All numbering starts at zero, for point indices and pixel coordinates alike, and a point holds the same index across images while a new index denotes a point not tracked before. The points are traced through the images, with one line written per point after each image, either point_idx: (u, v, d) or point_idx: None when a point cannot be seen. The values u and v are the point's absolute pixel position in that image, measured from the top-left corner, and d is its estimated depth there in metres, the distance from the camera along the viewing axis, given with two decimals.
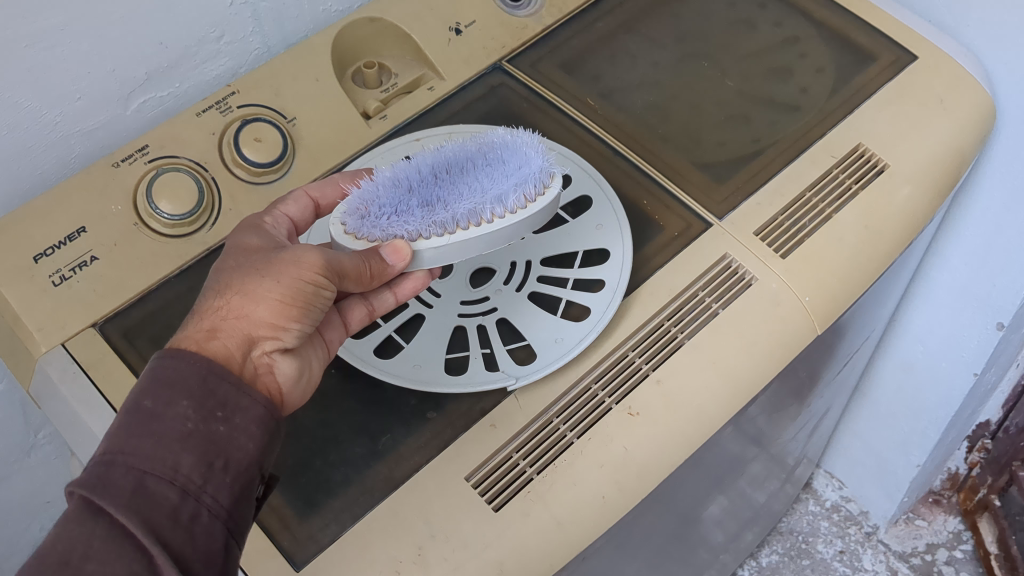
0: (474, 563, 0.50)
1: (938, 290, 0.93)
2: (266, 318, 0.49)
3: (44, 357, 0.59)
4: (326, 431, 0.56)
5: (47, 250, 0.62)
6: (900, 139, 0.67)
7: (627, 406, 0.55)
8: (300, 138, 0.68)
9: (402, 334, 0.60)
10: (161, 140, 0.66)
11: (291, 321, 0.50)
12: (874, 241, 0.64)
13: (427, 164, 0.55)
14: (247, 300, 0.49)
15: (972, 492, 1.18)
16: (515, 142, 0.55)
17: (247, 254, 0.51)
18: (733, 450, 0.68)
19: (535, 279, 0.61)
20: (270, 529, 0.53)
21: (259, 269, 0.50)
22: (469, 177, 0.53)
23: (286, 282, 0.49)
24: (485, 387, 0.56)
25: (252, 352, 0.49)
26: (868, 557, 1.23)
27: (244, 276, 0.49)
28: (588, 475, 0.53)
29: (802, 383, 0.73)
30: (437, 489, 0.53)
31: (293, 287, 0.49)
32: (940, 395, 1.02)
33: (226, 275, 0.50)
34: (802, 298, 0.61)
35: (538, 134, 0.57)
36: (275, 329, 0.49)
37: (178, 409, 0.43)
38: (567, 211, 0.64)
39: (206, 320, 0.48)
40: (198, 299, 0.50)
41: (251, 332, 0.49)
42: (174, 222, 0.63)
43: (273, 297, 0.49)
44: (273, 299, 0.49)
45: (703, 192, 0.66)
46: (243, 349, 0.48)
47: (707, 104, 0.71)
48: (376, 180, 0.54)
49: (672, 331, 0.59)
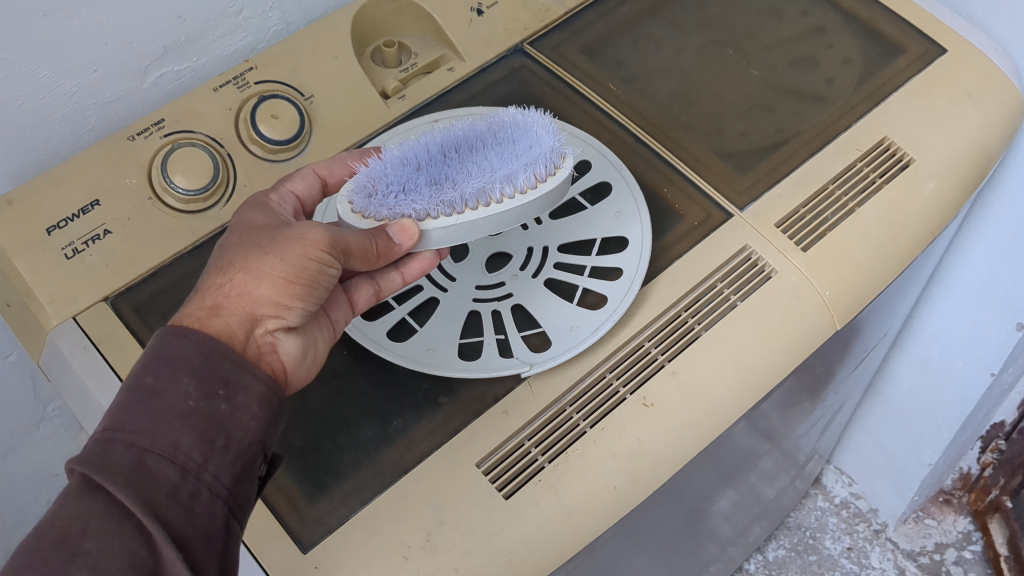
0: (483, 551, 0.50)
1: (957, 288, 0.92)
2: (270, 296, 0.48)
3: (54, 330, 0.59)
4: (337, 413, 0.56)
5: (60, 222, 0.61)
6: (927, 134, 0.66)
7: (642, 396, 0.55)
8: (318, 116, 0.67)
9: (415, 317, 0.59)
10: (177, 114, 0.65)
11: (295, 299, 0.49)
12: (897, 237, 0.63)
13: (437, 143, 0.54)
14: (251, 278, 0.48)
15: (983, 493, 1.17)
16: (526, 121, 0.54)
17: (252, 231, 0.51)
18: (746, 444, 0.67)
19: (552, 265, 0.60)
20: (278, 510, 0.52)
21: (264, 245, 0.49)
22: (478, 156, 0.52)
23: (290, 260, 0.48)
24: (498, 373, 0.56)
25: (254, 331, 0.48)
26: (876, 555, 1.22)
27: (248, 253, 0.49)
28: (600, 465, 0.52)
29: (817, 379, 0.72)
30: (447, 475, 0.52)
31: (297, 265, 0.48)
32: (955, 394, 1.01)
33: (230, 252, 0.49)
34: (823, 292, 0.60)
35: (551, 115, 0.56)
36: (278, 307, 0.49)
37: (179, 386, 0.42)
38: (585, 198, 0.64)
39: (208, 297, 0.48)
40: (202, 276, 0.50)
41: (254, 310, 0.48)
42: (189, 198, 0.63)
43: (277, 275, 0.48)
44: (277, 277, 0.48)
45: (725, 182, 0.65)
46: (246, 327, 0.48)
47: (731, 92, 0.70)
48: (384, 159, 0.54)
49: (689, 321, 0.58)
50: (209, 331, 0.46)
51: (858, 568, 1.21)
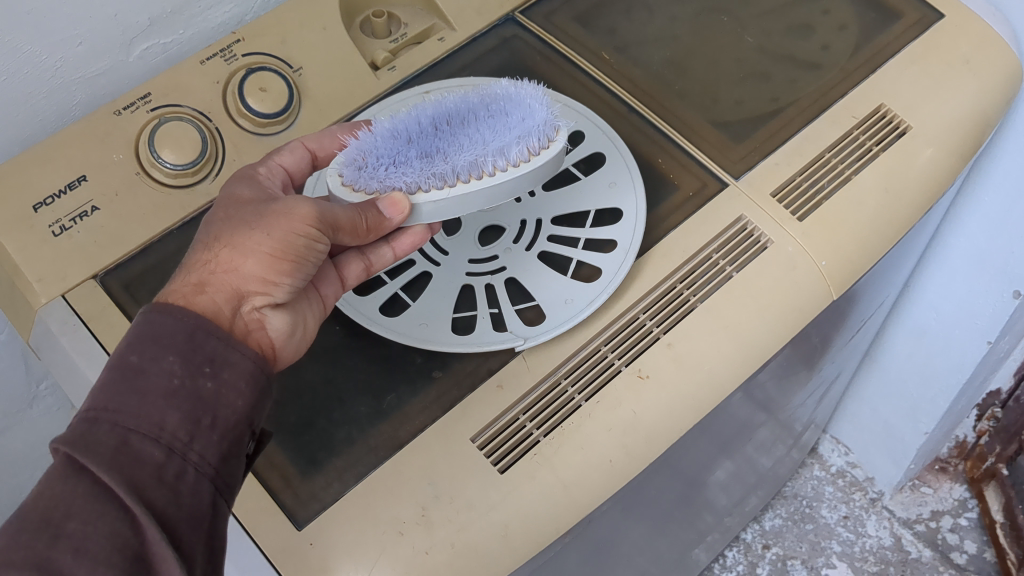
0: (479, 525, 0.50)
1: (953, 256, 0.91)
2: (256, 273, 0.48)
3: (44, 308, 0.58)
4: (330, 389, 0.55)
5: (47, 199, 0.60)
6: (924, 101, 0.65)
7: (637, 368, 0.54)
8: (306, 88, 0.66)
9: (408, 291, 0.59)
10: (165, 88, 0.64)
11: (282, 276, 0.48)
12: (893, 205, 0.62)
13: (429, 115, 0.53)
14: (236, 254, 0.48)
15: (978, 461, 1.17)
16: (518, 94, 0.54)
17: (238, 206, 0.50)
18: (743, 413, 0.67)
19: (545, 238, 0.60)
20: (272, 487, 0.52)
21: (250, 221, 0.48)
22: (469, 127, 0.51)
23: (276, 236, 0.47)
24: (492, 347, 0.55)
25: (239, 311, 0.48)
26: (872, 523, 1.22)
27: (234, 230, 0.48)
28: (595, 438, 0.52)
29: (814, 349, 0.72)
30: (442, 450, 0.52)
31: (283, 241, 0.47)
32: (951, 362, 1.00)
33: (216, 228, 0.49)
34: (819, 263, 0.59)
35: (544, 87, 0.55)
36: (265, 284, 0.48)
37: (164, 364, 0.42)
38: (579, 169, 0.63)
39: (194, 274, 0.47)
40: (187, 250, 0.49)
41: (240, 287, 0.48)
42: (177, 172, 0.62)
43: (263, 251, 0.47)
44: (263, 253, 0.47)
45: (720, 151, 0.64)
46: (231, 305, 0.47)
47: (726, 60, 0.69)
48: (375, 132, 0.53)
49: (685, 294, 0.57)
50: (196, 309, 0.45)
51: (854, 536, 1.22)
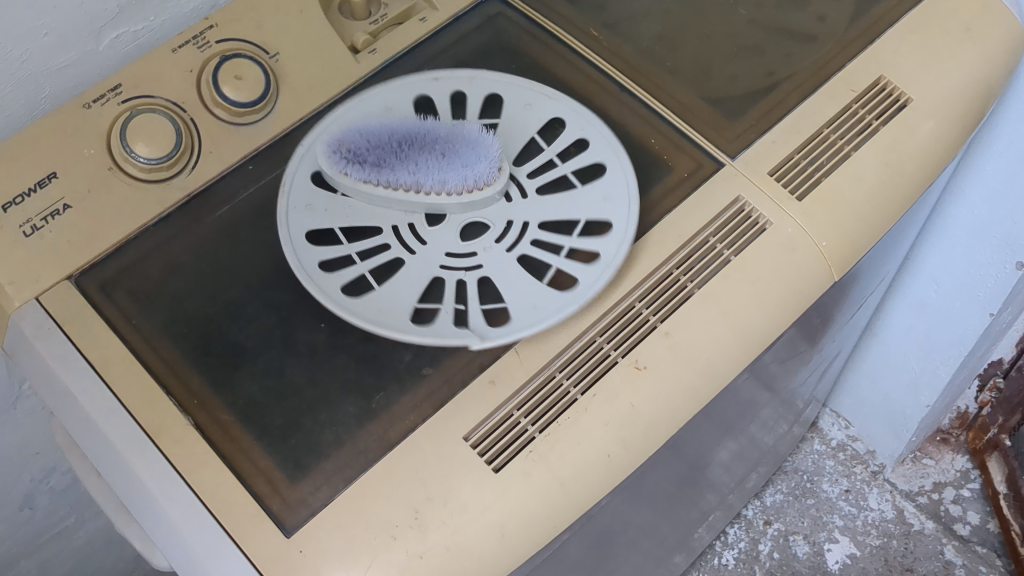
0: (474, 527, 0.48)
1: (954, 228, 0.89)
2: None
3: (18, 311, 0.56)
4: (316, 389, 0.53)
5: (16, 198, 0.58)
6: (924, 71, 0.63)
7: (634, 359, 0.53)
8: (284, 75, 0.64)
9: (377, 276, 0.56)
10: (135, 78, 0.62)
11: None
12: (895, 181, 0.60)
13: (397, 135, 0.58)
14: None
15: (981, 432, 1.17)
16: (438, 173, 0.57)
17: None
18: (744, 397, 0.66)
19: (528, 242, 0.56)
20: (259, 494, 0.50)
21: None
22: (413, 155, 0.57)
23: None
24: (446, 341, 0.52)
25: None
26: (874, 496, 1.21)
27: None
28: (592, 433, 0.50)
29: (815, 328, 0.70)
30: (434, 449, 0.50)
31: None
32: (952, 333, 0.99)
33: None
34: (819, 243, 0.57)
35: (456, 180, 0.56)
36: None
37: None
38: (577, 177, 0.59)
39: None
40: None
41: None
42: (151, 167, 0.60)
43: None
44: None
45: (715, 130, 0.62)
46: None
47: (718, 35, 0.67)
48: (360, 131, 0.59)
49: (682, 280, 0.56)
50: None
51: (856, 510, 1.21)
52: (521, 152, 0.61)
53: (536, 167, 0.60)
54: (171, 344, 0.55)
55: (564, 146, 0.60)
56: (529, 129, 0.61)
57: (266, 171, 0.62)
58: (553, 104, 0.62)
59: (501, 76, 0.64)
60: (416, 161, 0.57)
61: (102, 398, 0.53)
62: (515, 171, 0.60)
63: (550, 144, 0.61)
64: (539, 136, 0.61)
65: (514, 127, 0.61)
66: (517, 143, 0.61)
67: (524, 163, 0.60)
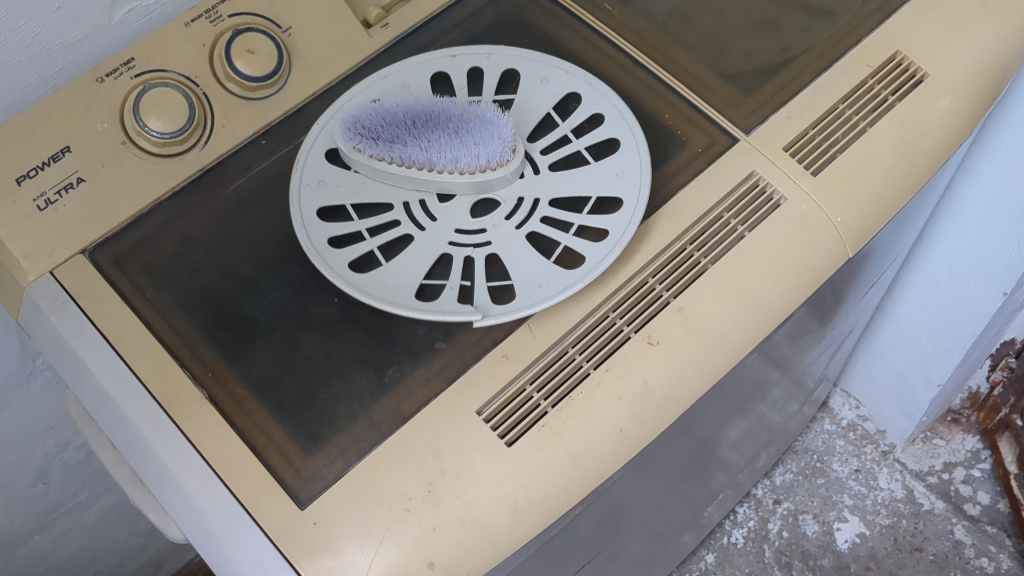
0: (487, 500, 0.48)
1: (968, 206, 0.89)
2: None
3: (32, 285, 0.56)
4: (330, 362, 0.53)
5: (30, 172, 0.58)
6: (941, 47, 0.63)
7: (647, 334, 0.53)
8: (296, 50, 0.64)
9: (386, 252, 0.56)
10: (148, 52, 0.61)
11: None
12: (911, 157, 0.59)
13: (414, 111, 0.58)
14: None
15: (993, 412, 1.17)
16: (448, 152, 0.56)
17: None
18: (756, 375, 0.66)
19: (538, 218, 0.56)
20: (273, 466, 0.50)
21: None
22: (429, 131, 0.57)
23: None
24: (450, 318, 0.52)
25: None
26: (884, 476, 1.21)
27: None
28: (605, 408, 0.50)
29: (828, 306, 0.70)
30: (447, 423, 0.50)
31: None
32: (965, 313, 0.99)
33: None
34: (834, 219, 0.57)
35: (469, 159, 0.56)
36: None
37: None
38: (590, 153, 0.59)
39: None
40: None
41: None
42: (165, 141, 0.60)
43: None
44: None
45: (729, 105, 0.62)
46: None
47: (733, 11, 0.67)
48: (379, 105, 0.59)
49: (695, 255, 0.55)
50: None
51: (866, 489, 1.21)
52: (536, 129, 0.60)
53: (550, 143, 0.59)
54: (185, 318, 0.56)
55: (579, 122, 0.60)
56: (544, 105, 0.61)
57: (279, 145, 0.62)
58: (570, 79, 0.62)
59: (518, 51, 0.64)
60: (429, 138, 0.57)
61: (117, 370, 0.53)
62: (528, 148, 0.59)
63: (565, 120, 0.60)
64: (554, 112, 0.61)
65: (530, 103, 0.61)
66: (532, 121, 0.60)
67: (538, 139, 0.60)
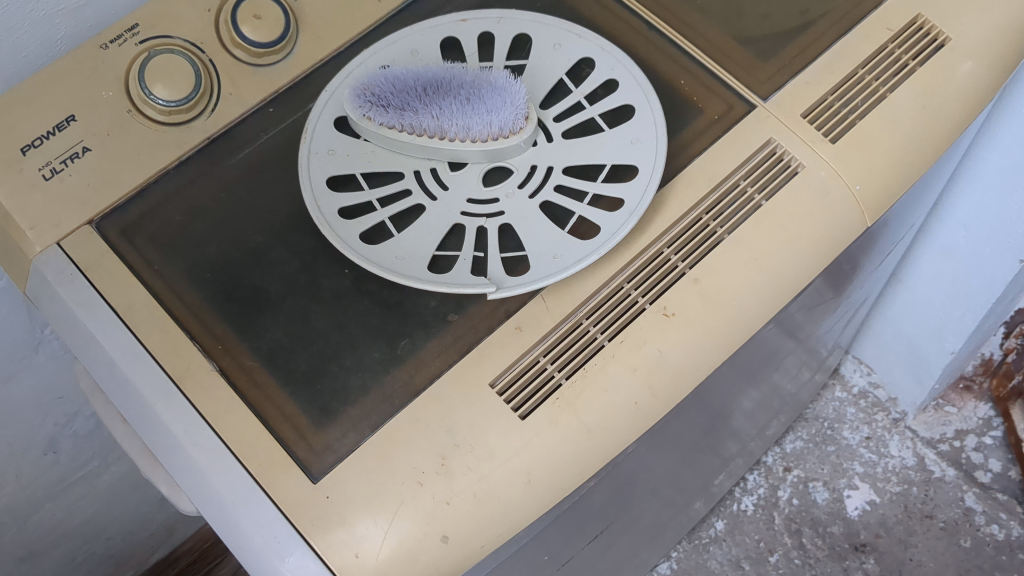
0: (500, 473, 0.48)
1: (984, 170, 0.87)
2: None
3: (39, 257, 0.56)
4: (341, 334, 0.53)
5: (34, 141, 0.57)
6: (965, 9, 0.61)
7: (662, 306, 0.52)
8: (303, 14, 0.62)
9: (397, 223, 0.55)
10: (153, 18, 0.60)
11: None
12: (933, 124, 0.58)
13: (426, 77, 0.56)
14: None
15: (1005, 379, 1.16)
16: (460, 119, 0.55)
17: None
18: (769, 345, 0.65)
19: (551, 187, 0.55)
20: (284, 439, 0.50)
21: None
22: (441, 97, 0.55)
23: None
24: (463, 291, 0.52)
25: None
26: (894, 443, 1.21)
27: None
28: (620, 380, 0.50)
29: (843, 275, 0.69)
30: (460, 395, 0.50)
31: None
32: (980, 281, 0.98)
33: None
34: (852, 187, 0.56)
35: (481, 126, 0.55)
36: None
37: None
38: (604, 121, 0.58)
39: None
40: None
41: None
42: (171, 110, 0.59)
43: None
44: None
45: (747, 71, 0.60)
46: None
47: None
48: (390, 70, 0.57)
49: (711, 225, 0.54)
50: None
51: (876, 457, 1.20)
52: (548, 95, 0.59)
53: (563, 111, 0.58)
54: (194, 290, 0.55)
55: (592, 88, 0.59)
56: (556, 71, 0.60)
57: (288, 113, 0.61)
58: (583, 44, 0.60)
59: (529, 15, 0.62)
60: (440, 106, 0.55)
61: (127, 343, 0.52)
62: (541, 115, 0.58)
63: (578, 86, 0.59)
64: (567, 78, 0.60)
65: (542, 68, 0.60)
66: (545, 87, 0.59)
67: (550, 106, 0.59)
